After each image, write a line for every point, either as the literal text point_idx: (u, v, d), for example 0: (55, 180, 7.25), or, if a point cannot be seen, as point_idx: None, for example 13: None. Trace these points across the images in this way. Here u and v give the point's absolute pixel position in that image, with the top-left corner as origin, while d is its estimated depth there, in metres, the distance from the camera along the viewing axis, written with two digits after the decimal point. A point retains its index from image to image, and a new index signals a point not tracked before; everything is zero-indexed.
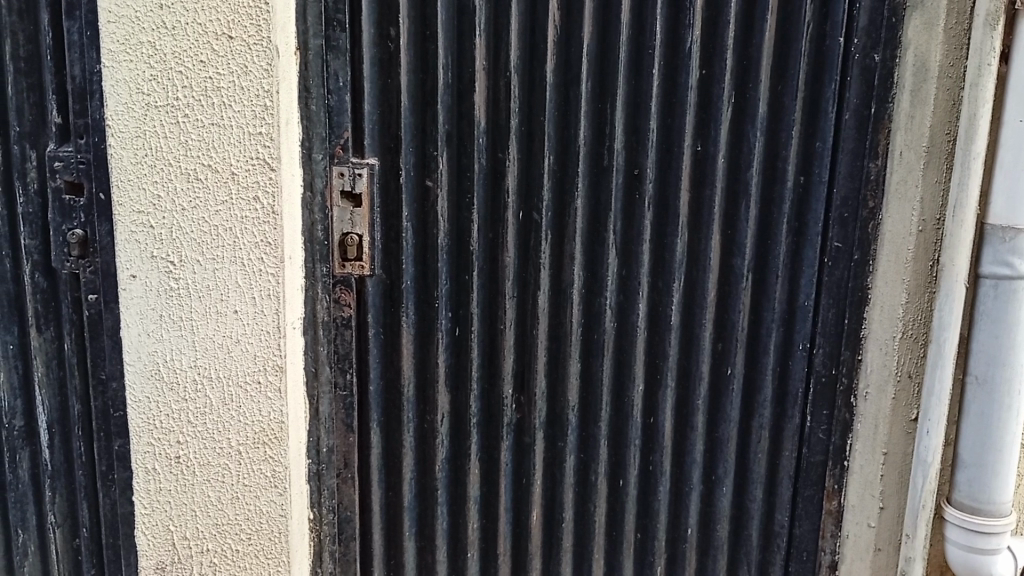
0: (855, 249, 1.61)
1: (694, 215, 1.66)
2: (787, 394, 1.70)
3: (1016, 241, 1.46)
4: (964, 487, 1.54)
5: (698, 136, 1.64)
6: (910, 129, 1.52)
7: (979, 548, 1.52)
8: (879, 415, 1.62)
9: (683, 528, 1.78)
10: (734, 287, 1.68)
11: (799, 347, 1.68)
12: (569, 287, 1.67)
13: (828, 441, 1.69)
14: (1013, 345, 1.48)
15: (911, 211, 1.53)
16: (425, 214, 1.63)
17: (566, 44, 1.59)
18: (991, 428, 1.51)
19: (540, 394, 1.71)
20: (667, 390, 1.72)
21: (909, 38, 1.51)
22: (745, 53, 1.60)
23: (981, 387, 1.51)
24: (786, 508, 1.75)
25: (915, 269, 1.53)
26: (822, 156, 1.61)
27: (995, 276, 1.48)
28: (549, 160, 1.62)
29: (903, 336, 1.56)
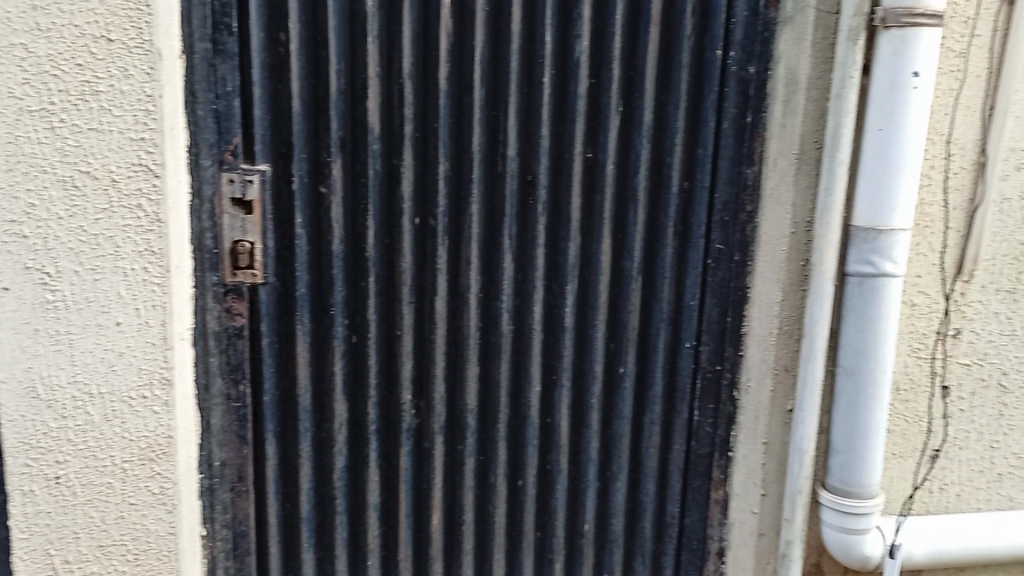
0: (735, 251, 1.71)
1: (585, 219, 1.71)
2: (676, 390, 1.78)
3: (878, 240, 1.57)
4: (838, 472, 1.66)
5: (588, 143, 1.69)
6: (782, 136, 1.64)
7: (851, 529, 1.65)
8: (759, 406, 1.74)
9: (580, 524, 1.83)
10: (624, 288, 1.74)
11: (685, 345, 1.75)
12: (465, 292, 1.69)
13: (713, 434, 1.78)
14: (876, 337, 1.60)
15: (784, 215, 1.65)
16: (319, 220, 1.61)
17: (459, 51, 1.61)
18: (860, 415, 1.63)
19: (439, 398, 1.72)
20: (562, 389, 1.76)
21: (781, 52, 1.62)
22: (631, 64, 1.66)
23: (850, 377, 1.63)
24: (676, 499, 1.82)
25: (789, 269, 1.67)
26: (703, 162, 1.69)
27: (860, 273, 1.59)
28: (443, 166, 1.63)
29: (779, 332, 1.69)
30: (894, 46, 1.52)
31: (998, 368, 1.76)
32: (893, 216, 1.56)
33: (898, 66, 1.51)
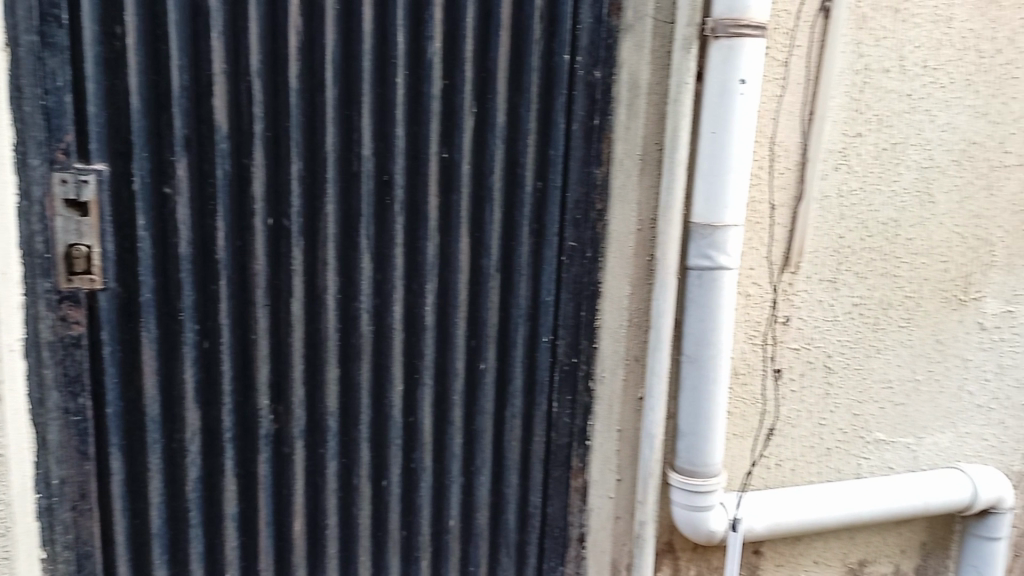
0: (587, 248, 1.78)
1: (443, 219, 1.73)
2: (535, 384, 1.83)
3: (715, 235, 1.67)
4: (685, 454, 1.77)
5: (443, 143, 1.70)
6: (627, 138, 1.73)
7: (698, 506, 1.77)
8: (613, 396, 1.83)
9: (446, 520, 1.84)
10: (483, 286, 1.77)
11: (543, 339, 1.81)
12: (323, 293, 1.67)
13: (571, 424, 1.85)
14: (715, 326, 1.70)
15: (631, 213, 1.75)
16: (164, 222, 1.55)
17: (311, 50, 1.59)
18: (703, 400, 1.73)
19: (298, 403, 1.69)
20: (424, 388, 1.78)
21: (623, 58, 1.70)
22: (483, 66, 1.69)
23: (692, 364, 1.73)
24: (538, 490, 1.88)
25: (636, 264, 1.78)
26: (555, 162, 1.74)
27: (699, 267, 1.69)
28: (296, 165, 1.61)
29: (630, 323, 1.80)
30: (723, 54, 1.61)
31: (822, 351, 1.95)
32: (726, 212, 1.67)
33: (727, 73, 1.62)
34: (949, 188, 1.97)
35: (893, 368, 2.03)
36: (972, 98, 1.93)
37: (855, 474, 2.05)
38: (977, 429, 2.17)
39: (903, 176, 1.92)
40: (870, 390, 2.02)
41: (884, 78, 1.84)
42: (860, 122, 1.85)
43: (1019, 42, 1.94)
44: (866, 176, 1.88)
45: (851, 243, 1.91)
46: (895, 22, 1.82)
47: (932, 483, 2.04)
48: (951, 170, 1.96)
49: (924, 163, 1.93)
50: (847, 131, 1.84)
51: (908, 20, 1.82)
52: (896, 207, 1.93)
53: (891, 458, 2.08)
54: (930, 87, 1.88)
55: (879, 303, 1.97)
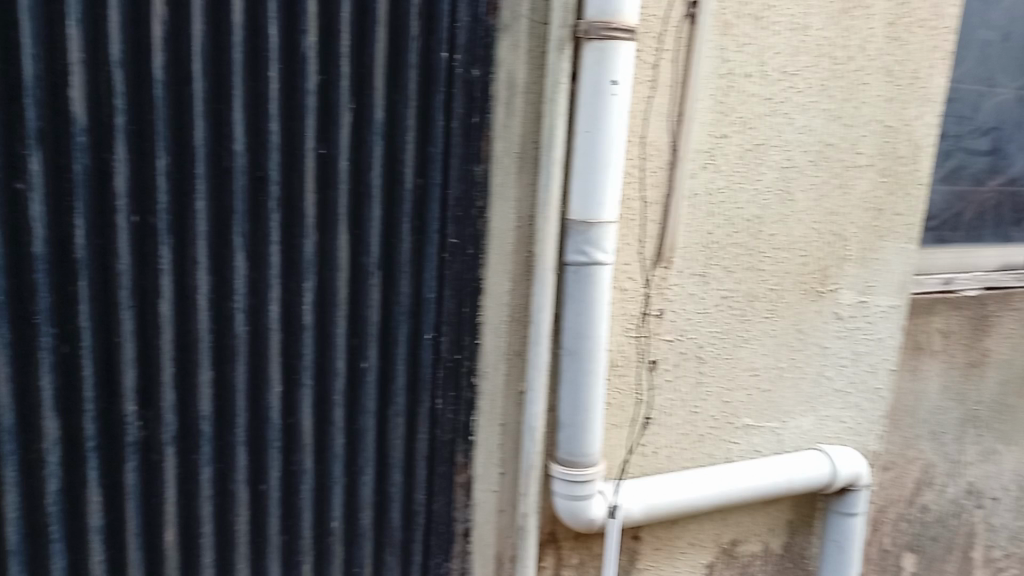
0: (468, 244, 1.79)
1: (321, 216, 1.69)
2: (418, 382, 1.82)
3: (591, 232, 1.72)
4: (565, 445, 1.81)
5: (321, 138, 1.66)
6: (506, 136, 1.75)
7: (577, 495, 1.82)
8: (495, 390, 1.86)
9: (328, 522, 1.82)
10: (364, 284, 1.74)
11: (426, 337, 1.80)
12: (193, 294, 1.61)
13: (455, 420, 1.86)
14: (592, 320, 1.75)
15: (510, 210, 1.78)
16: (17, 219, 1.47)
17: (177, 40, 1.53)
18: (582, 391, 1.78)
19: (168, 408, 1.63)
20: (304, 389, 1.74)
21: (501, 57, 1.73)
22: (360, 61, 1.66)
23: (571, 357, 1.77)
24: (422, 487, 1.87)
25: (516, 260, 1.81)
26: (435, 159, 1.74)
27: (576, 263, 1.74)
28: (162, 160, 1.54)
29: (511, 318, 1.84)
30: (596, 56, 1.65)
31: (694, 342, 2.05)
32: (602, 209, 1.71)
33: (599, 74, 1.65)
34: (807, 186, 2.10)
35: (759, 357, 2.15)
36: (826, 102, 2.06)
37: (726, 458, 2.17)
38: (835, 413, 2.33)
39: (765, 175, 2.03)
40: (739, 378, 2.14)
41: (747, 82, 1.94)
42: (726, 124, 1.94)
43: (868, 51, 2.09)
44: (731, 176, 1.99)
45: (719, 238, 2.01)
46: (756, 29, 1.91)
47: (796, 463, 2.18)
48: (809, 170, 2.09)
49: (784, 164, 2.05)
50: (713, 132, 1.93)
51: (769, 27, 1.92)
52: (759, 205, 2.04)
53: (759, 442, 2.21)
54: (789, 92, 2.00)
55: (745, 296, 2.09)
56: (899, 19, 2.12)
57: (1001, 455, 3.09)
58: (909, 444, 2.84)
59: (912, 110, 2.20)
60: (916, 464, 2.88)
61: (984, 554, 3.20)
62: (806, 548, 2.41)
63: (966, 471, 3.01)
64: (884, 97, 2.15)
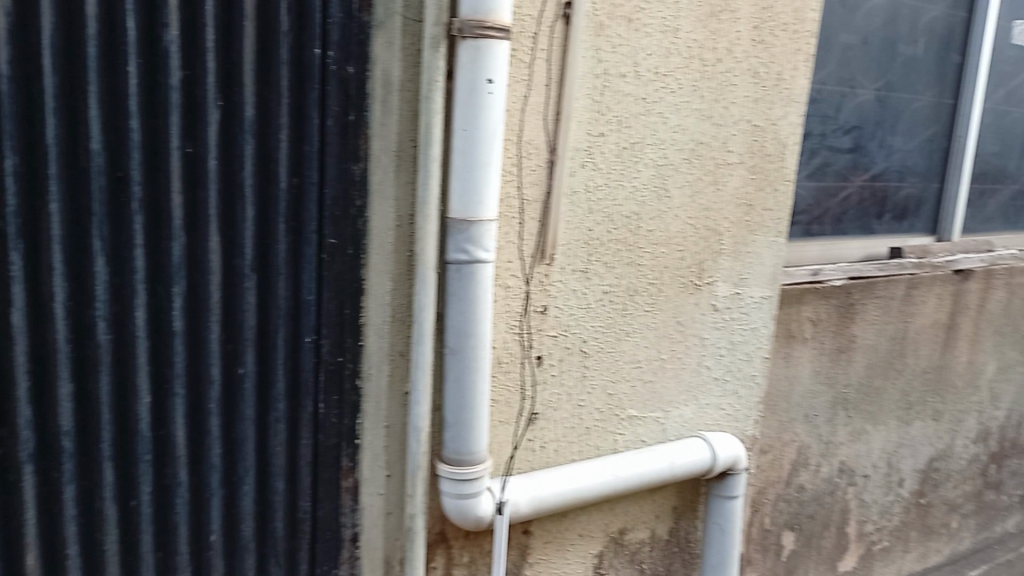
0: (348, 244, 1.76)
1: (190, 218, 1.62)
2: (299, 386, 1.78)
3: (471, 231, 1.72)
4: (451, 444, 1.81)
5: (187, 137, 1.60)
6: (383, 134, 1.73)
7: (465, 493, 1.82)
8: (379, 392, 1.83)
9: (206, 536, 1.75)
10: (238, 287, 1.69)
11: (306, 340, 1.76)
12: (49, 302, 1.52)
13: (340, 424, 1.83)
14: (476, 317, 1.75)
15: (389, 209, 1.76)
16: None
17: (24, 33, 1.44)
18: (467, 390, 1.78)
19: (24, 423, 1.53)
20: (176, 398, 1.67)
21: (376, 55, 1.71)
22: (228, 57, 1.61)
23: (455, 356, 1.77)
24: (307, 494, 1.83)
25: (397, 260, 1.78)
26: (310, 158, 1.70)
27: (457, 262, 1.73)
28: (10, 160, 1.45)
29: (393, 319, 1.80)
30: (472, 55, 1.65)
31: (578, 337, 2.08)
32: (481, 208, 1.71)
33: (475, 73, 1.65)
34: (682, 183, 2.18)
35: (641, 349, 2.22)
36: (697, 102, 2.15)
37: (613, 449, 2.22)
38: (715, 400, 2.42)
39: (642, 173, 2.09)
40: (623, 370, 2.19)
41: (621, 82, 1.99)
42: (602, 123, 1.99)
43: (735, 53, 2.18)
44: (610, 173, 2.04)
45: (599, 235, 2.06)
46: (629, 30, 1.96)
47: (679, 451, 2.26)
48: (683, 167, 2.17)
49: (660, 161, 2.12)
50: (590, 131, 1.97)
51: (641, 29, 1.98)
52: (637, 202, 2.10)
53: (643, 432, 2.28)
54: (662, 92, 2.07)
55: (626, 290, 2.15)
56: (764, 22, 2.22)
57: (868, 434, 3.30)
58: (786, 428, 2.99)
59: (777, 110, 2.32)
60: (792, 446, 3.04)
61: (857, 528, 3.41)
62: (691, 532, 2.51)
63: (838, 451, 3.20)
64: (751, 98, 2.26)
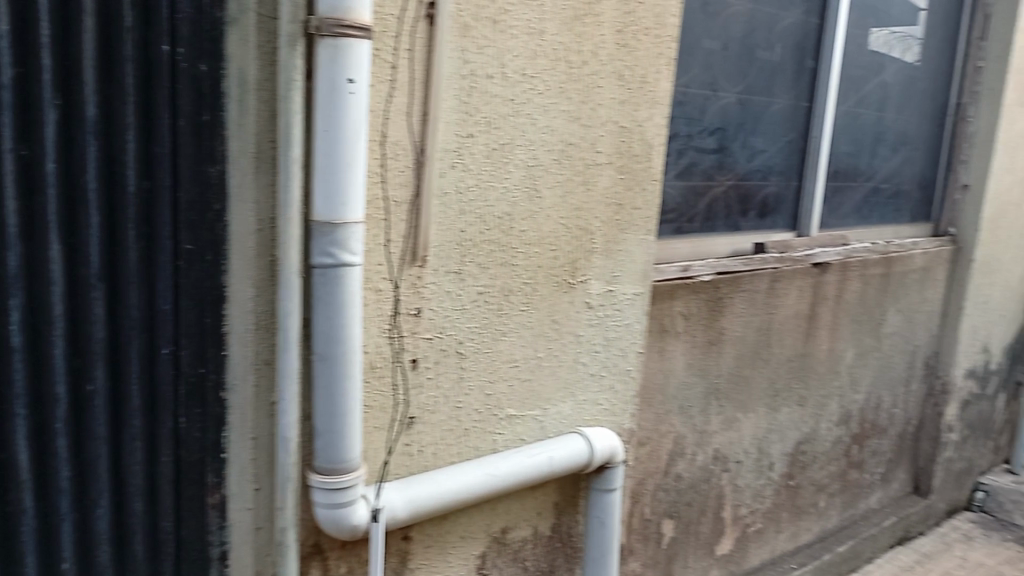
0: (206, 251, 1.69)
1: (27, 225, 1.51)
2: (157, 401, 1.70)
3: (336, 234, 1.68)
4: (322, 453, 1.76)
5: (22, 139, 1.49)
6: (241, 135, 1.67)
7: (338, 503, 1.78)
8: (245, 403, 1.76)
9: (57, 565, 1.64)
10: (85, 298, 1.58)
11: (163, 352, 1.68)
12: None
13: (203, 438, 1.76)
14: (344, 322, 1.71)
15: (249, 212, 1.69)
16: None
17: None
18: (337, 396, 1.74)
19: None
20: (17, 420, 1.54)
21: (231, 52, 1.64)
22: (66, 53, 1.51)
23: (324, 362, 1.72)
24: (169, 514, 1.75)
25: (259, 265, 1.72)
26: (162, 160, 1.62)
27: (323, 265, 1.68)
28: None
29: (256, 327, 1.74)
30: (331, 54, 1.61)
31: (453, 339, 2.07)
32: (346, 209, 1.67)
33: (335, 71, 1.61)
34: (552, 184, 2.21)
35: (518, 348, 2.23)
36: (565, 104, 2.18)
37: (492, 449, 2.23)
38: (592, 396, 2.47)
39: (512, 174, 2.11)
40: (500, 370, 2.20)
41: (488, 83, 1.99)
42: (471, 124, 1.99)
43: (600, 56, 2.24)
44: (480, 174, 2.04)
45: (471, 236, 2.06)
46: (494, 32, 1.97)
47: (556, 447, 2.29)
48: (553, 168, 2.20)
49: (530, 162, 2.14)
50: (459, 132, 1.97)
51: (506, 31, 1.99)
52: (508, 203, 2.12)
53: (522, 431, 2.29)
54: (530, 93, 2.09)
55: (501, 290, 2.16)
56: (627, 27, 2.28)
57: (739, 422, 3.45)
58: (661, 420, 3.09)
59: (643, 112, 2.39)
60: (669, 437, 3.14)
61: (732, 512, 3.57)
62: (572, 526, 2.55)
63: (712, 439, 3.33)
64: (617, 100, 2.32)
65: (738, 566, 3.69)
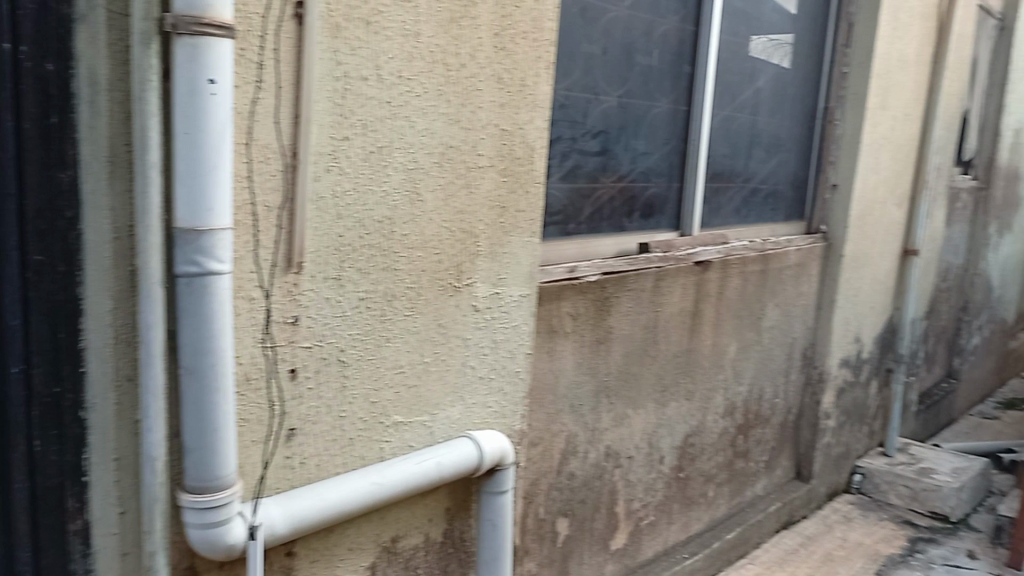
0: (58, 261, 1.59)
1: None
2: (7, 423, 1.59)
3: (200, 241, 1.60)
4: (193, 471, 1.68)
5: None
6: (93, 139, 1.57)
7: (212, 522, 1.70)
8: (105, 422, 1.66)
9: None
10: None
11: (13, 371, 1.57)
12: None
13: (61, 462, 1.65)
14: (213, 332, 1.64)
15: (104, 219, 1.60)
16: None
17: None
18: (207, 411, 1.67)
19: None
20: None
21: (80, 50, 1.55)
22: None
23: (192, 376, 1.64)
24: (26, 543, 1.65)
25: (117, 276, 1.62)
26: (5, 166, 1.53)
27: (188, 274, 1.61)
28: None
29: (116, 340, 1.64)
30: (190, 53, 1.54)
31: (335, 347, 2.03)
32: (211, 215, 1.61)
33: (194, 71, 1.54)
34: (433, 187, 2.19)
35: (403, 354, 2.20)
36: (444, 107, 2.17)
37: (379, 457, 2.19)
38: (481, 399, 2.47)
39: (392, 177, 2.08)
40: (385, 377, 2.17)
41: (363, 85, 1.96)
42: (346, 127, 1.95)
43: (478, 59, 2.24)
44: (357, 177, 2.00)
45: (350, 241, 2.02)
46: (367, 33, 1.94)
47: (444, 451, 2.27)
48: (434, 171, 2.18)
49: (409, 165, 2.11)
50: (333, 135, 1.93)
51: (380, 32, 1.96)
52: (388, 207, 2.08)
53: (410, 437, 2.27)
54: (407, 96, 2.07)
55: (383, 295, 2.12)
56: (504, 30, 2.29)
57: (630, 418, 3.53)
58: (553, 419, 3.12)
59: (523, 115, 2.41)
60: (561, 436, 3.18)
61: (625, 507, 3.64)
62: (465, 530, 2.54)
63: (603, 436, 3.39)
64: (497, 103, 2.32)
65: (632, 559, 3.78)
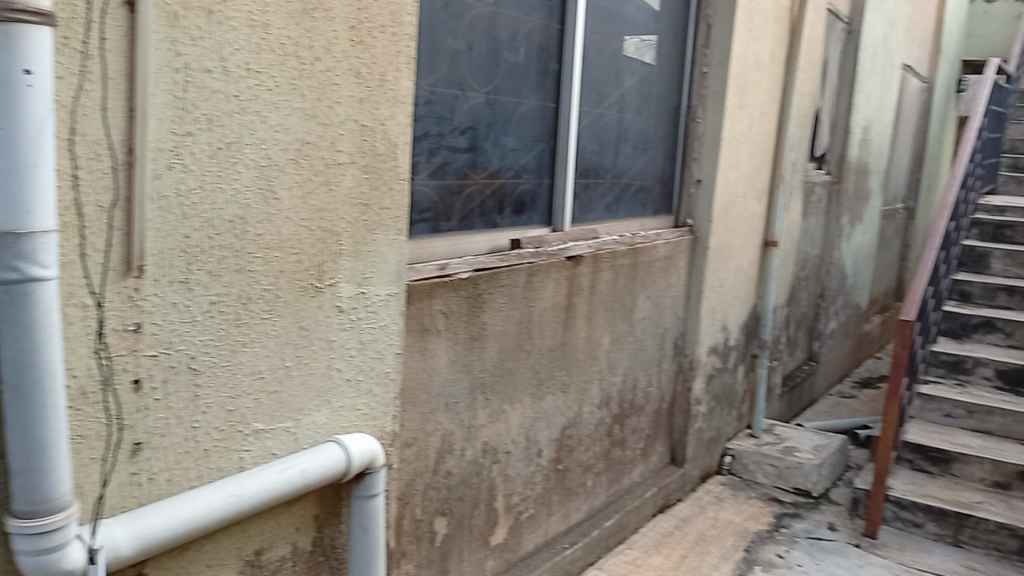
0: None
1: None
2: None
3: (19, 244, 1.47)
4: (20, 494, 1.55)
5: None
6: None
7: (46, 548, 1.59)
8: None
9: None
10: None
11: None
12: None
13: None
14: (37, 343, 1.52)
15: None
16: None
17: None
18: (34, 429, 1.53)
19: None
20: None
21: None
22: None
23: (15, 392, 1.51)
24: None
25: None
26: None
27: (5, 281, 1.47)
28: None
29: None
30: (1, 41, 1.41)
31: (184, 353, 1.92)
32: (30, 217, 1.48)
33: (6, 61, 1.41)
34: (290, 184, 2.11)
35: (262, 359, 2.12)
36: (298, 101, 2.09)
37: (239, 467, 2.09)
38: (349, 402, 2.41)
39: (242, 175, 1.99)
40: (242, 383, 2.07)
41: (206, 78, 1.86)
42: (188, 121, 1.85)
43: (334, 53, 2.17)
44: (204, 175, 1.90)
45: (198, 242, 1.92)
46: (209, 24, 1.85)
47: (308, 457, 2.20)
48: (289, 168, 2.11)
49: (262, 162, 2.03)
50: (174, 130, 1.82)
51: (223, 23, 1.87)
52: (240, 206, 1.99)
53: (273, 445, 2.18)
54: (257, 90, 1.98)
55: (238, 298, 2.03)
56: (360, 23, 2.24)
57: (506, 414, 3.55)
58: (427, 419, 3.09)
59: (384, 110, 2.36)
60: (436, 435, 3.15)
61: (504, 502, 3.66)
62: (336, 537, 2.47)
63: (479, 433, 3.39)
64: (356, 98, 2.27)
65: (513, 553, 3.80)
